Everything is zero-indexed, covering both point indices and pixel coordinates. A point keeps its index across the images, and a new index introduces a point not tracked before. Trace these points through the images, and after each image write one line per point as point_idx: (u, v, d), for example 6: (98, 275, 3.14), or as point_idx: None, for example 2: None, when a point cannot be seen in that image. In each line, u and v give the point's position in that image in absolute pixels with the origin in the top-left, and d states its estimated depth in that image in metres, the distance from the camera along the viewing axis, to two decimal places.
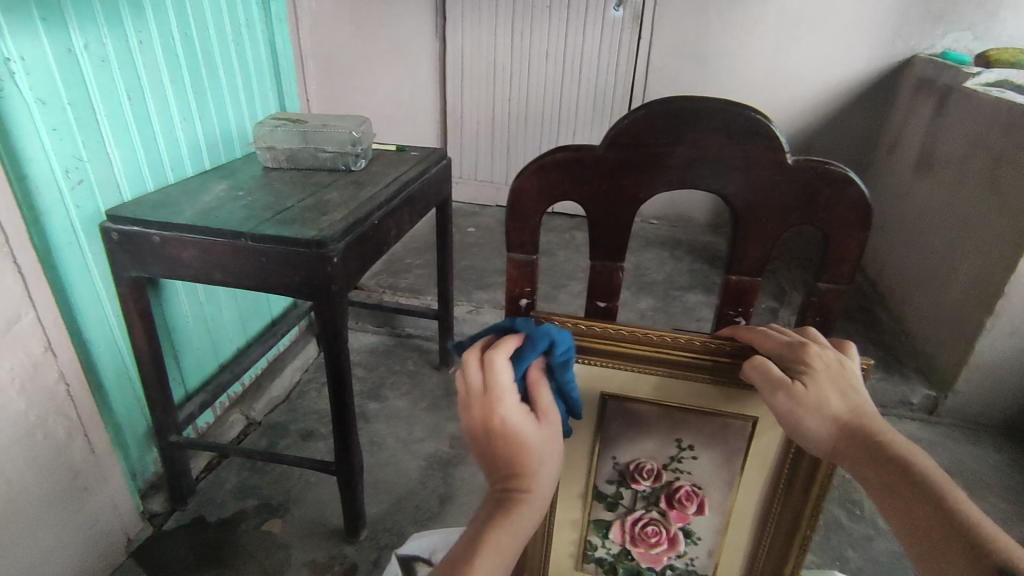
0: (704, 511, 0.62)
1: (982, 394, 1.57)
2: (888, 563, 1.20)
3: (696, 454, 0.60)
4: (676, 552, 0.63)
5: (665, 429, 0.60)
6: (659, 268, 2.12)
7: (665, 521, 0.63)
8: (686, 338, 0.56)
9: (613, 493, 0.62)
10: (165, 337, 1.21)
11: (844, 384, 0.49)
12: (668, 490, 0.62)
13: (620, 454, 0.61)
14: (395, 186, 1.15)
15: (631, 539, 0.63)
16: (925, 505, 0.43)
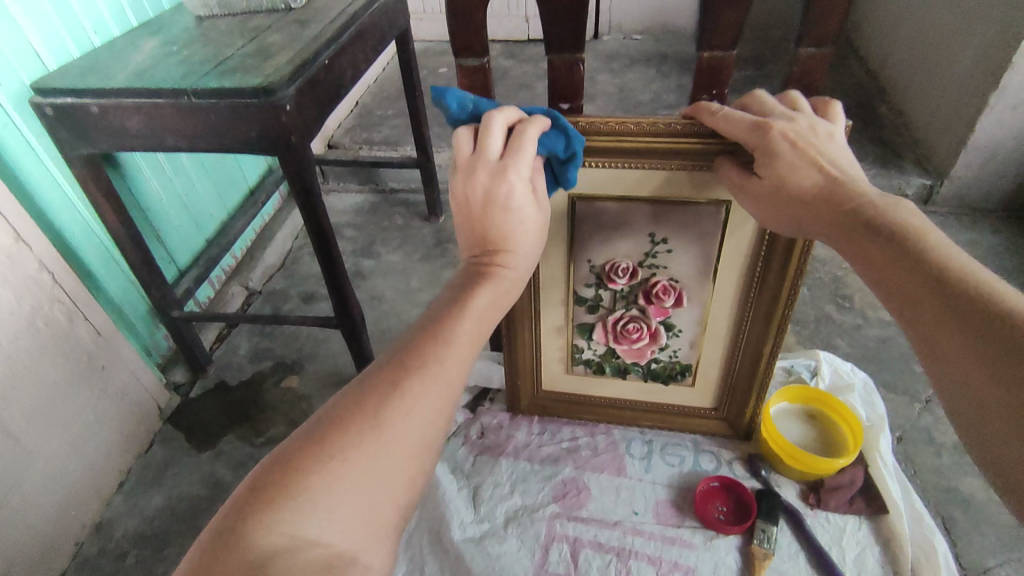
0: (682, 301, 0.64)
1: (977, 178, 1.55)
2: (874, 346, 1.27)
3: (670, 245, 0.61)
4: (658, 345, 0.67)
5: (635, 225, 0.60)
6: (645, 87, 2.00)
7: (645, 317, 0.66)
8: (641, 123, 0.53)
9: (593, 296, 0.66)
10: (141, 218, 1.18)
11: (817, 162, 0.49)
12: (645, 285, 0.64)
13: (595, 256, 0.63)
14: (341, 18, 1.04)
15: (614, 336, 0.68)
16: (899, 267, 0.46)
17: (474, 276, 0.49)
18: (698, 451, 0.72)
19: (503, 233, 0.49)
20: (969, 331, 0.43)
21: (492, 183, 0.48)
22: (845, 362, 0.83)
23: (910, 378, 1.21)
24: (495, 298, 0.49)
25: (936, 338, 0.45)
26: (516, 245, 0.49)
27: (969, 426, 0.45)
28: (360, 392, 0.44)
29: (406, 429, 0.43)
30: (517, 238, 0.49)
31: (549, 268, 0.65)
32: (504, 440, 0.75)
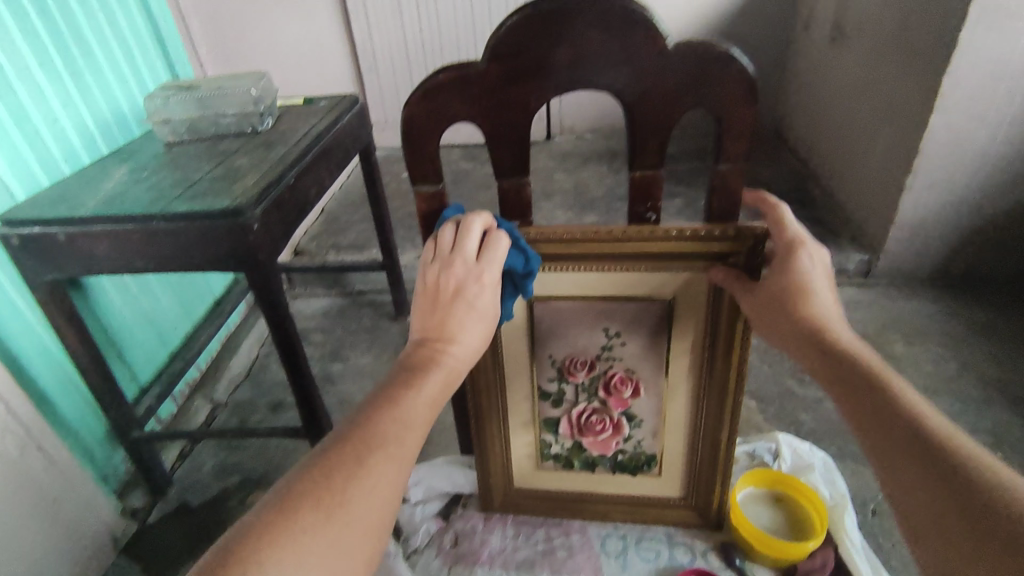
0: (639, 393, 0.67)
1: (909, 252, 1.67)
2: (837, 419, 1.31)
3: (623, 339, 0.65)
4: (621, 436, 0.70)
5: (590, 319, 0.64)
6: (598, 182, 2.13)
7: (607, 410, 0.69)
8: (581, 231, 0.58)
9: (556, 391, 0.69)
10: (103, 338, 1.17)
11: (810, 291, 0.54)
12: (604, 378, 0.68)
13: (556, 352, 0.66)
14: (306, 140, 1.10)
15: (579, 430, 0.70)
16: (843, 368, 0.50)
17: (426, 359, 0.51)
18: (673, 543, 0.72)
19: (456, 324, 0.52)
20: (925, 462, 0.44)
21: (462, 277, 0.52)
22: (803, 441, 0.86)
23: None
24: (440, 386, 0.50)
25: (872, 436, 0.47)
26: (466, 338, 0.52)
27: (910, 533, 0.45)
28: (327, 463, 0.44)
29: (360, 505, 0.43)
30: (467, 333, 0.52)
31: (512, 365, 0.67)
32: (479, 546, 0.74)
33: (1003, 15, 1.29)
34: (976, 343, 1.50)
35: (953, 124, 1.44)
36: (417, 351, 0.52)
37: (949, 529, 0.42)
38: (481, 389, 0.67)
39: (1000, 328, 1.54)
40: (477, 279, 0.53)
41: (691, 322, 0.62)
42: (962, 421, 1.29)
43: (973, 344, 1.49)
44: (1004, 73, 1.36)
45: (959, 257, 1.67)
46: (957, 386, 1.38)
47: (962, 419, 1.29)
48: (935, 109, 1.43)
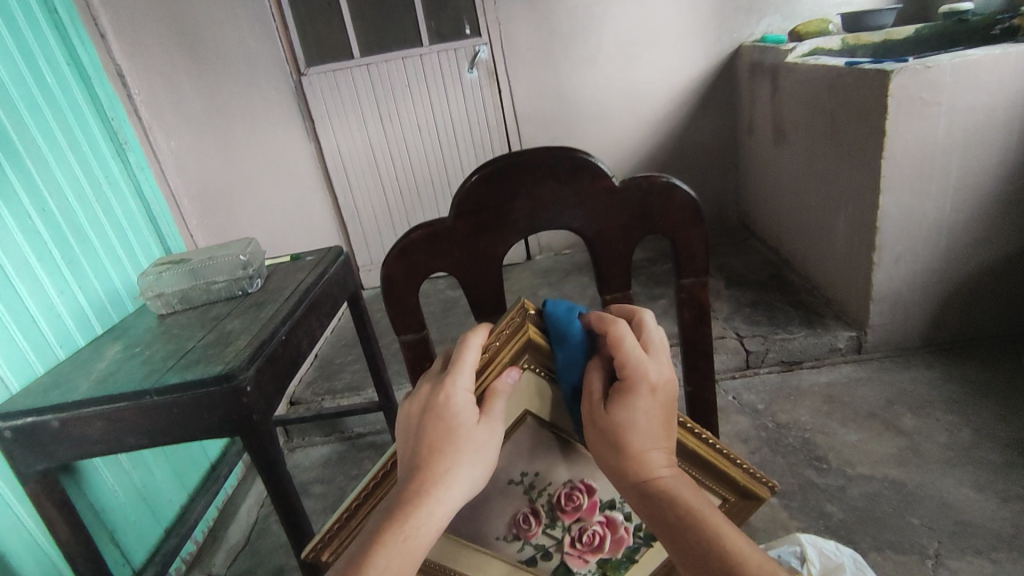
0: (592, 488, 0.65)
1: (894, 322, 1.70)
2: (863, 505, 1.27)
3: (536, 470, 0.64)
4: (619, 521, 0.66)
5: (498, 482, 0.64)
6: (582, 294, 2.18)
7: (584, 523, 0.66)
8: (537, 377, 0.61)
9: (535, 553, 0.66)
10: (96, 522, 1.12)
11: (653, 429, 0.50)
12: (552, 507, 0.66)
13: (494, 523, 0.65)
14: (295, 296, 1.14)
15: (586, 555, 0.67)
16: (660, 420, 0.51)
17: (422, 491, 0.47)
18: None
19: (451, 448, 0.49)
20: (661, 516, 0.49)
21: (458, 403, 0.50)
22: (826, 539, 0.92)
23: (911, 533, 1.19)
24: (429, 526, 0.47)
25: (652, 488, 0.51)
26: (463, 485, 0.49)
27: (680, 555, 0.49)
28: None
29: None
30: (458, 475, 0.49)
31: (464, 554, 0.65)
32: None
33: (918, 103, 1.43)
34: (984, 405, 1.48)
35: (901, 200, 1.53)
36: (411, 481, 0.48)
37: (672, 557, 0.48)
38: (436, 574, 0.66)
39: (1001, 385, 1.54)
40: (472, 416, 0.51)
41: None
42: (990, 489, 1.25)
43: (982, 407, 1.48)
44: (935, 151, 1.48)
45: (946, 321, 1.69)
46: (976, 453, 1.35)
47: (991, 488, 1.25)
48: (882, 190, 1.52)
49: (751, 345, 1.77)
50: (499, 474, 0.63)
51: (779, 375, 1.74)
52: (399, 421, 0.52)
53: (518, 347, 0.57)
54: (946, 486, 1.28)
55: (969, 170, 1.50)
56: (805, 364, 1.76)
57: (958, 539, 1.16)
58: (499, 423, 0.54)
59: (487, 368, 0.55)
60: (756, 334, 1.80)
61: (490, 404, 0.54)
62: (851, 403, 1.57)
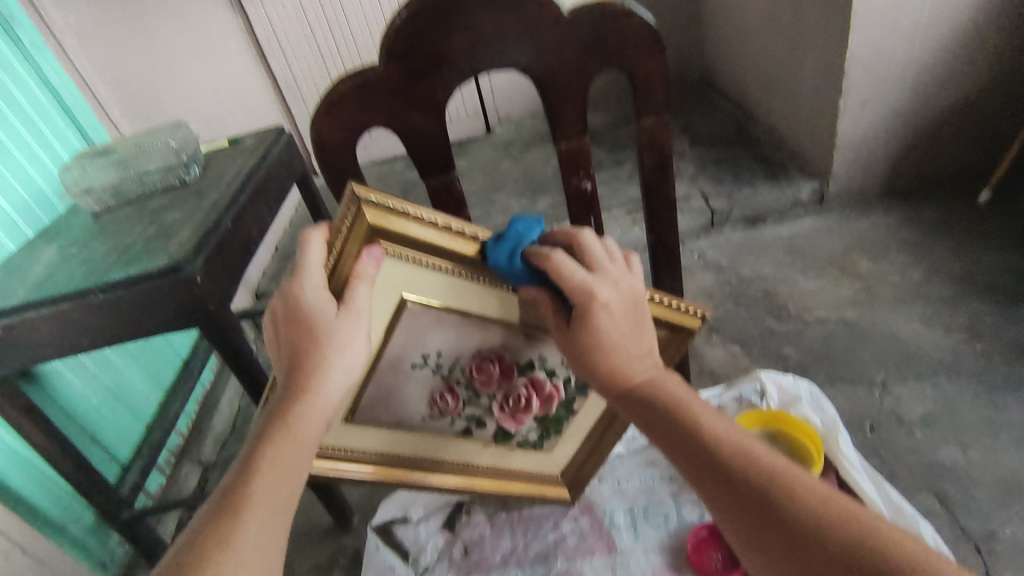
0: (497, 355, 0.73)
1: (856, 170, 1.70)
2: (819, 345, 1.34)
3: (437, 350, 0.71)
4: (535, 377, 0.76)
5: (404, 368, 0.71)
6: (545, 165, 2.12)
7: (500, 386, 0.76)
8: (400, 261, 0.61)
9: (467, 423, 0.78)
10: (70, 423, 1.12)
11: (625, 344, 0.59)
12: (466, 379, 0.74)
13: (424, 405, 0.75)
14: (237, 180, 1.07)
15: (516, 411, 0.78)
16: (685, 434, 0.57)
17: (294, 390, 0.55)
18: (680, 503, 0.89)
19: (312, 347, 0.55)
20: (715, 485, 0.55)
21: (310, 303, 0.56)
22: (784, 375, 0.97)
23: (862, 367, 1.27)
24: (309, 416, 0.55)
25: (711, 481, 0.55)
26: (332, 374, 0.56)
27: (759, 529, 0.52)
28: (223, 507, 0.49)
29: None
30: (326, 366, 0.56)
31: (411, 437, 0.78)
32: (490, 551, 0.88)
33: None
34: (937, 244, 1.53)
35: (871, 38, 1.46)
36: (286, 381, 0.56)
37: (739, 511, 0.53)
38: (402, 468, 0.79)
39: (956, 223, 1.58)
40: (331, 310, 0.57)
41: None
42: (937, 321, 1.32)
43: (934, 246, 1.52)
44: None
45: (906, 165, 1.69)
46: (926, 290, 1.41)
47: (937, 320, 1.33)
48: (852, 29, 1.44)
49: (715, 204, 1.76)
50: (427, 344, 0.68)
51: (743, 232, 1.76)
52: (273, 322, 0.59)
53: (362, 236, 0.56)
54: (897, 322, 1.35)
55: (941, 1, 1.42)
56: (768, 219, 1.77)
57: (904, 368, 1.24)
58: (365, 304, 0.59)
59: (339, 260, 0.58)
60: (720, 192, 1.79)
61: (351, 291, 0.58)
62: (811, 252, 1.61)
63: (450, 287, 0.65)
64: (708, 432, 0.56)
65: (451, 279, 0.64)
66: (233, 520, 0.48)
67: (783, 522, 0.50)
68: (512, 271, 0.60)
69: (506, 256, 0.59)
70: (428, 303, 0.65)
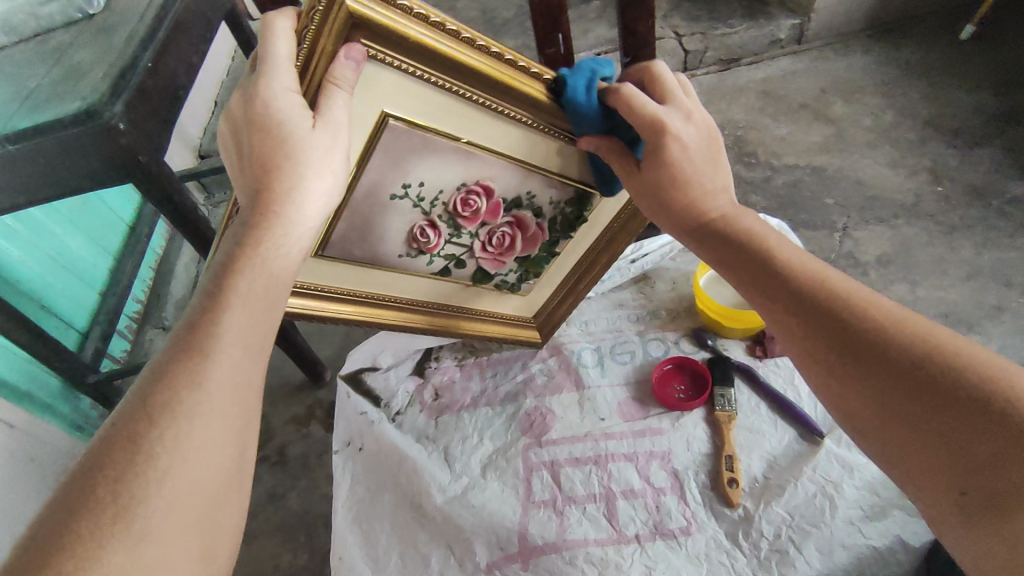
0: (487, 189, 0.68)
1: (839, 4, 1.58)
2: (785, 193, 1.33)
3: (420, 179, 0.65)
4: (522, 216, 0.73)
5: (381, 199, 0.65)
6: (506, 2, 1.92)
7: (488, 224, 0.72)
8: (382, 64, 0.52)
9: (446, 263, 0.75)
10: (13, 292, 1.07)
11: (705, 178, 0.58)
12: (451, 215, 0.70)
13: (401, 244, 0.70)
14: (152, 12, 0.92)
15: (499, 252, 0.76)
16: (753, 264, 0.55)
17: (264, 214, 0.48)
18: (646, 341, 0.92)
19: (284, 162, 0.48)
20: (785, 320, 0.52)
21: (281, 109, 0.48)
22: None
23: (825, 211, 1.28)
24: (283, 246, 0.48)
25: (784, 317, 0.52)
26: (310, 197, 0.50)
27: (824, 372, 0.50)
28: (186, 336, 0.44)
29: (199, 438, 0.41)
30: (304, 188, 0.49)
31: (384, 278, 0.74)
32: (462, 393, 0.91)
33: None
34: (912, 85, 1.48)
35: None
36: (253, 203, 0.49)
37: (808, 349, 0.51)
38: (378, 305, 0.76)
39: (932, 63, 1.52)
40: (305, 120, 0.49)
41: (564, 114, 0.62)
42: (902, 166, 1.32)
43: (908, 87, 1.48)
44: None
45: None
46: (896, 133, 1.38)
47: (903, 164, 1.32)
48: None
49: (689, 44, 1.65)
50: (391, 186, 0.64)
51: (717, 75, 1.66)
52: (231, 138, 0.51)
53: (338, 29, 0.47)
54: (864, 166, 1.34)
55: None
56: (743, 61, 1.68)
57: (866, 212, 1.26)
58: (343, 116, 0.51)
59: (313, 61, 0.50)
60: (695, 31, 1.66)
61: (327, 98, 0.50)
62: (785, 96, 1.54)
63: (439, 107, 0.58)
64: (779, 258, 0.54)
65: (441, 96, 0.57)
66: (199, 357, 0.43)
67: (850, 331, 0.48)
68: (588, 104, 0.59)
69: (585, 90, 0.59)
70: (411, 120, 0.58)
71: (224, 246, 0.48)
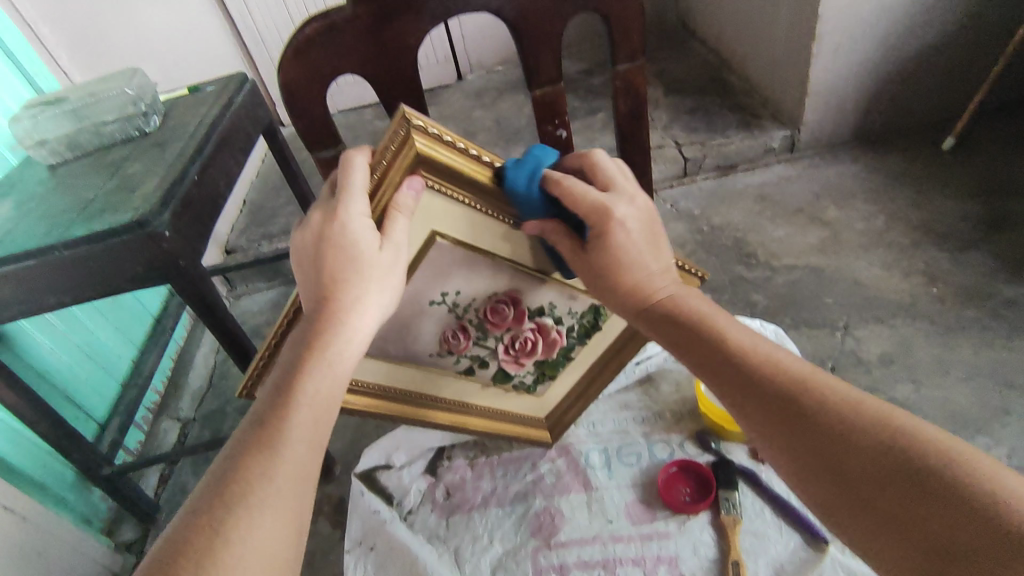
0: (514, 298, 0.74)
1: (826, 118, 1.71)
2: (786, 292, 1.38)
3: (456, 289, 0.71)
4: (545, 323, 0.78)
5: (421, 305, 0.70)
6: (518, 114, 2.08)
7: (513, 329, 0.77)
8: (432, 192, 0.60)
9: (470, 363, 0.79)
10: (42, 382, 1.11)
11: (648, 265, 0.63)
12: (479, 320, 0.75)
13: (432, 345, 0.75)
14: (201, 131, 1.03)
15: (520, 356, 0.80)
16: (712, 358, 0.59)
17: (330, 325, 0.52)
18: (651, 442, 0.94)
19: (352, 278, 0.53)
20: (749, 411, 0.56)
21: (356, 231, 0.53)
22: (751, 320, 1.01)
23: (825, 311, 1.32)
24: (343, 355, 0.53)
25: (748, 408, 0.56)
26: (369, 311, 0.54)
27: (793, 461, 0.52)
28: (261, 435, 0.47)
29: (265, 537, 0.43)
30: (367, 302, 0.54)
31: (411, 374, 0.77)
32: (472, 492, 0.91)
33: None
34: (901, 192, 1.57)
35: None
36: (318, 314, 0.53)
37: (775, 439, 0.53)
38: (405, 401, 0.79)
39: (918, 171, 1.61)
40: (374, 242, 0.54)
41: None
42: (898, 267, 1.37)
43: (897, 193, 1.56)
44: None
45: (875, 112, 1.71)
46: (888, 237, 1.45)
47: (897, 265, 1.38)
48: None
49: (688, 152, 1.77)
50: (422, 296, 0.70)
51: (716, 181, 1.77)
52: (298, 252, 0.55)
53: (407, 164, 0.56)
54: (860, 267, 1.39)
55: None
56: (740, 167, 1.79)
57: (865, 312, 1.29)
58: (403, 238, 0.57)
59: (382, 189, 0.56)
60: (693, 141, 1.79)
61: (391, 221, 0.56)
62: (781, 200, 1.63)
63: (477, 227, 0.66)
64: (735, 350, 0.58)
65: (480, 217, 0.65)
66: (272, 454, 0.46)
67: (808, 420, 0.51)
68: (530, 196, 0.61)
69: (527, 178, 0.61)
70: (455, 238, 0.65)
71: (291, 353, 0.52)
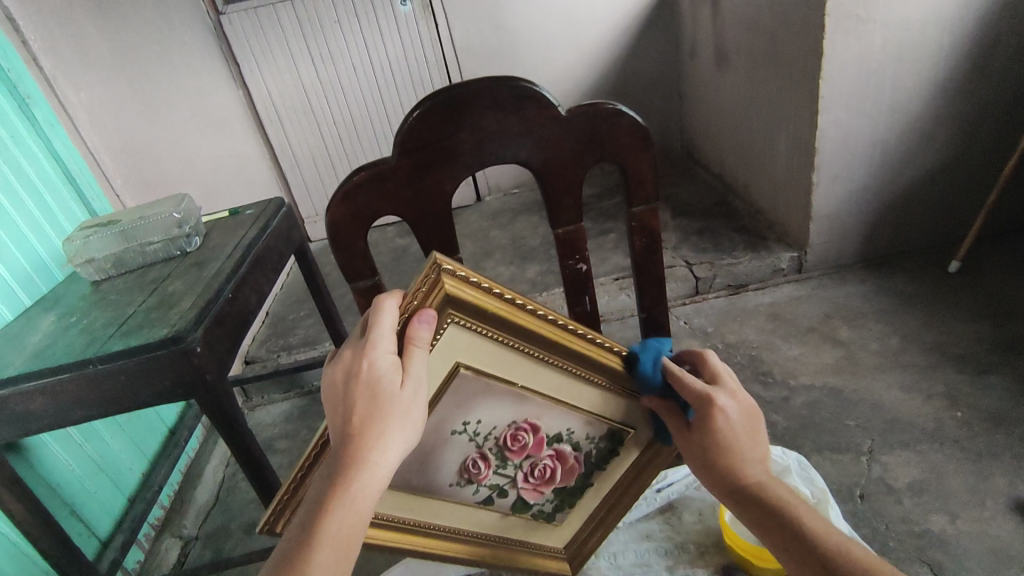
0: (534, 426, 0.73)
1: (831, 242, 1.78)
2: (805, 412, 1.36)
3: (478, 417, 0.71)
4: (563, 448, 0.77)
5: (443, 434, 0.70)
6: (534, 234, 2.18)
7: (532, 456, 0.76)
8: (460, 327, 0.63)
9: (490, 492, 0.77)
10: (52, 495, 1.09)
11: (744, 450, 0.63)
12: (499, 448, 0.74)
13: (452, 474, 0.74)
14: (238, 253, 1.10)
15: (540, 483, 0.79)
16: (787, 536, 0.58)
17: (353, 464, 0.52)
18: None
19: (375, 416, 0.53)
20: None
21: (380, 369, 0.54)
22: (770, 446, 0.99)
23: (847, 434, 1.29)
24: (366, 492, 0.53)
25: None
26: (390, 447, 0.54)
27: None
28: None
29: None
30: (389, 438, 0.54)
31: (427, 504, 0.75)
32: None
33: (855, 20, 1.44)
34: (912, 313, 1.59)
35: (838, 120, 1.57)
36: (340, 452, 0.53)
37: None
38: (416, 532, 0.76)
39: (927, 293, 1.64)
40: (396, 379, 0.55)
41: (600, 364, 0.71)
42: (917, 390, 1.36)
43: (908, 314, 1.58)
44: (869, 72, 1.51)
45: (878, 236, 1.78)
46: (904, 358, 1.45)
47: (917, 388, 1.36)
48: (820, 111, 1.55)
49: (699, 272, 1.82)
50: (444, 425, 0.70)
51: (726, 299, 1.81)
52: (328, 388, 0.56)
53: (436, 304, 0.59)
54: (880, 389, 1.38)
55: (899, 90, 1.54)
56: (750, 287, 1.83)
57: (889, 435, 1.27)
58: (423, 371, 0.57)
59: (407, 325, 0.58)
60: (703, 261, 1.86)
61: (410, 357, 0.57)
62: (793, 319, 1.66)
63: (499, 358, 0.67)
64: (811, 530, 0.57)
65: (502, 349, 0.67)
66: None
67: None
68: (653, 380, 0.71)
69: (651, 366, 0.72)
70: (479, 369, 0.66)
71: (317, 489, 0.53)
